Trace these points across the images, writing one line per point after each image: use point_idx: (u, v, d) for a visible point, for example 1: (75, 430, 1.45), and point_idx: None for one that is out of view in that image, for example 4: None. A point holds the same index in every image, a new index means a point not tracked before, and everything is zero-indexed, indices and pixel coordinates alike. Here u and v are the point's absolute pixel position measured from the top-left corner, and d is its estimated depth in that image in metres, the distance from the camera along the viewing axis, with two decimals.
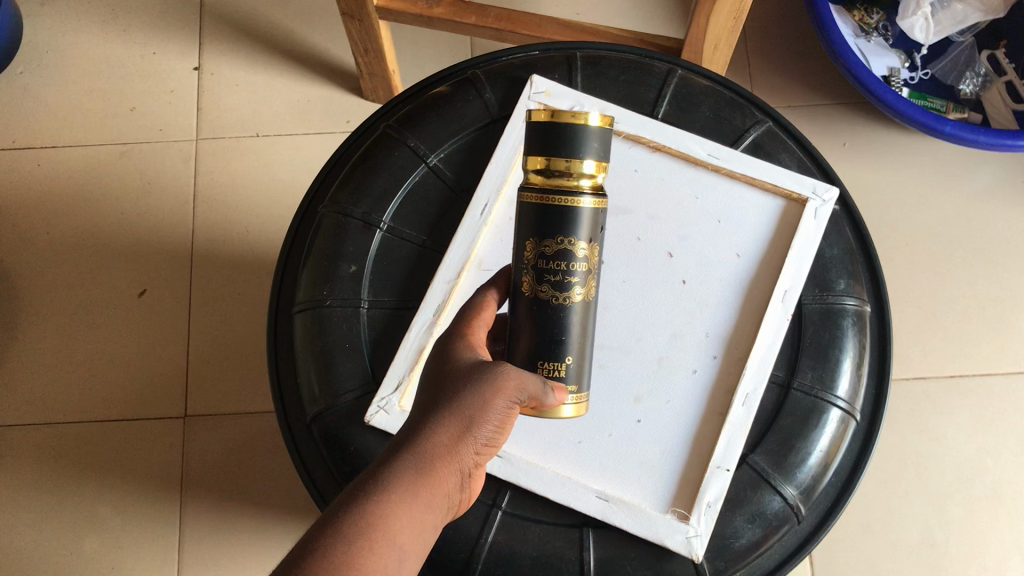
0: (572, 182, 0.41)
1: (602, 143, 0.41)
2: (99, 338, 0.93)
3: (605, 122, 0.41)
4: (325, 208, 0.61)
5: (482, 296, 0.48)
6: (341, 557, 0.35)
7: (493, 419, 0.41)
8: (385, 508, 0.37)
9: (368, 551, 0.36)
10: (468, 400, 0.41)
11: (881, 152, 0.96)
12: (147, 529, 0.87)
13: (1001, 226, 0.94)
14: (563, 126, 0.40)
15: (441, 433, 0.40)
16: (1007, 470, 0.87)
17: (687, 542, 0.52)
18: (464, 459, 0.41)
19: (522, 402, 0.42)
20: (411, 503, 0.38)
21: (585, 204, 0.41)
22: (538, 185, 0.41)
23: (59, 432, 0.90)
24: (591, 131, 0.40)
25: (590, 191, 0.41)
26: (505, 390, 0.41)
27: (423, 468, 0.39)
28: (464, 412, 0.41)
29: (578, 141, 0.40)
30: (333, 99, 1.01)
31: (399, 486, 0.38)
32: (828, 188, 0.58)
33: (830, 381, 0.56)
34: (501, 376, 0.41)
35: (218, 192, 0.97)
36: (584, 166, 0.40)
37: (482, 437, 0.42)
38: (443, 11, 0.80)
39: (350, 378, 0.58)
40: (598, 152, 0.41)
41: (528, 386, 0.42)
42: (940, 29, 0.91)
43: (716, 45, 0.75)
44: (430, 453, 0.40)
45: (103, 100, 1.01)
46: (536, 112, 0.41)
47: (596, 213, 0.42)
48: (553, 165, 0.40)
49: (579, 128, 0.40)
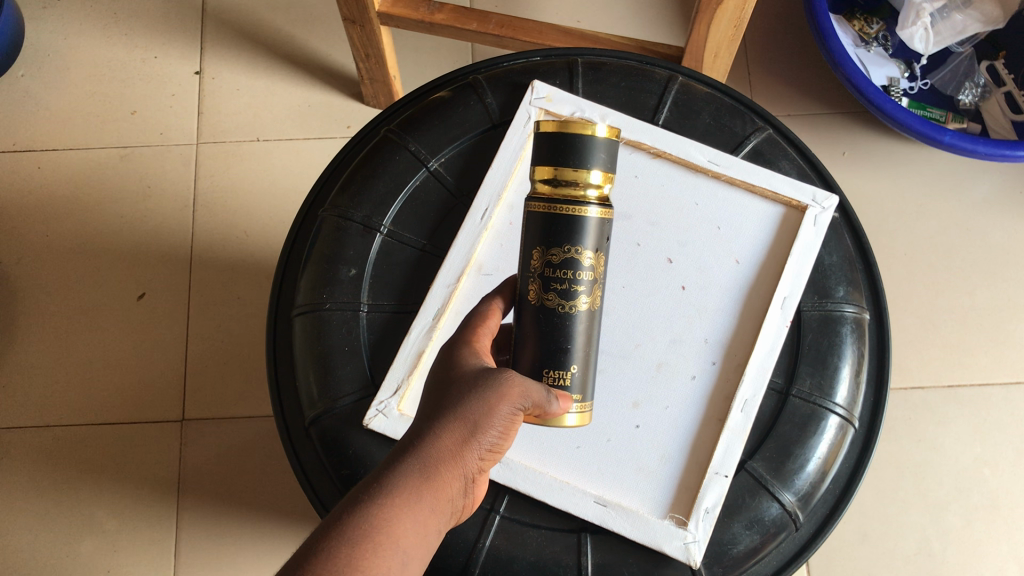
0: (579, 191, 0.41)
1: (608, 153, 0.41)
2: (97, 341, 0.93)
3: (611, 133, 0.41)
4: (325, 212, 0.61)
5: (487, 304, 0.48)
6: (345, 560, 0.35)
7: (498, 425, 0.41)
8: (389, 510, 0.37)
9: (372, 554, 0.36)
10: (472, 405, 0.41)
11: (880, 161, 0.97)
12: (142, 533, 0.86)
13: (1000, 236, 0.94)
14: (571, 136, 0.40)
15: (445, 438, 0.40)
16: (1005, 479, 0.87)
17: (685, 548, 0.52)
18: (468, 464, 0.41)
19: (525, 409, 0.41)
20: (414, 506, 0.38)
21: (592, 213, 0.41)
22: (545, 195, 0.41)
23: (56, 435, 0.89)
24: (598, 142, 0.40)
25: (596, 201, 0.41)
26: (509, 396, 0.41)
27: (426, 471, 0.39)
28: (467, 417, 0.41)
29: (584, 151, 0.40)
30: (334, 104, 1.01)
31: (403, 490, 0.38)
32: (827, 196, 0.58)
33: (829, 388, 0.57)
34: (505, 383, 0.41)
35: (218, 196, 0.98)
36: (591, 176, 0.40)
37: (486, 442, 0.41)
38: (445, 17, 0.81)
39: (349, 382, 0.58)
40: (605, 163, 0.41)
41: (532, 393, 0.41)
42: (940, 39, 0.90)
43: (716, 53, 0.76)
44: (433, 457, 0.40)
45: (104, 104, 1.02)
46: (544, 123, 0.41)
47: (603, 223, 0.42)
48: (560, 175, 0.41)
49: (586, 138, 0.40)
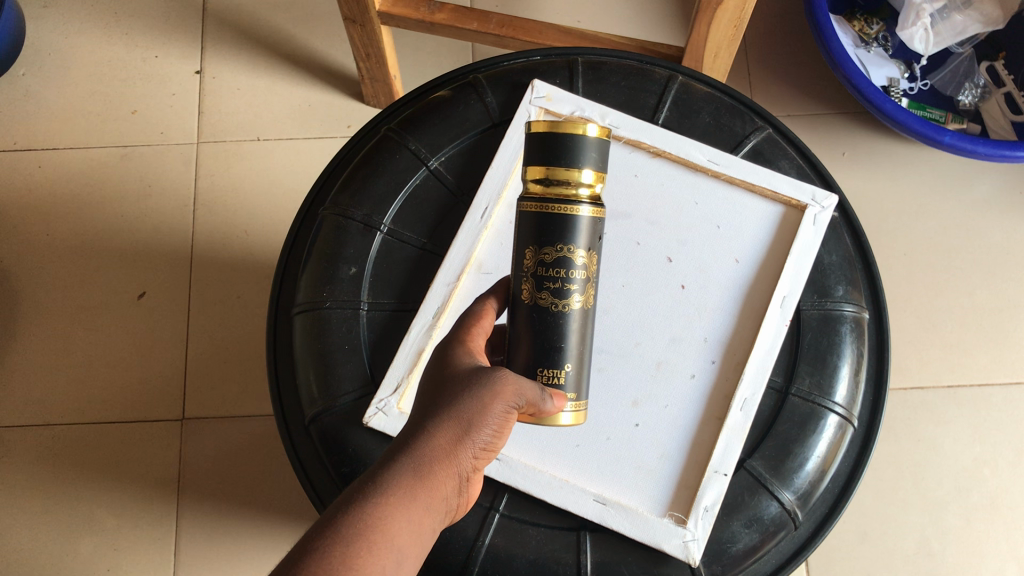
0: (570, 191, 0.41)
1: (599, 152, 0.41)
2: (97, 341, 0.93)
3: (602, 132, 0.41)
4: (326, 210, 0.62)
5: (481, 305, 0.48)
6: (339, 558, 0.35)
7: (492, 424, 0.41)
8: (383, 509, 0.37)
9: (366, 553, 0.36)
10: (466, 404, 0.41)
11: (880, 161, 0.97)
12: (142, 533, 0.86)
13: (1000, 237, 0.94)
14: (561, 136, 0.40)
15: (438, 437, 0.40)
16: (1005, 479, 0.87)
17: (684, 546, 0.52)
18: (462, 463, 0.41)
19: (519, 407, 0.41)
20: (408, 505, 0.38)
21: (584, 212, 0.41)
22: (537, 195, 0.42)
23: (57, 434, 0.89)
24: (589, 141, 0.40)
25: (588, 200, 0.41)
26: (503, 395, 0.41)
27: (420, 470, 0.39)
28: (461, 416, 0.41)
29: (575, 151, 0.40)
30: (335, 104, 1.01)
31: (396, 489, 0.38)
32: (826, 195, 0.58)
33: (828, 386, 0.57)
34: (499, 382, 0.41)
35: (219, 195, 0.98)
36: (582, 175, 0.41)
37: (481, 440, 0.41)
38: (446, 17, 0.81)
39: (349, 380, 0.58)
40: (596, 162, 0.41)
41: (526, 392, 0.41)
42: (940, 40, 0.91)
43: (717, 53, 0.76)
44: (427, 456, 0.40)
45: (105, 103, 1.02)
46: (535, 123, 0.41)
47: (595, 222, 0.42)
48: (552, 175, 0.41)
49: (576, 138, 0.40)
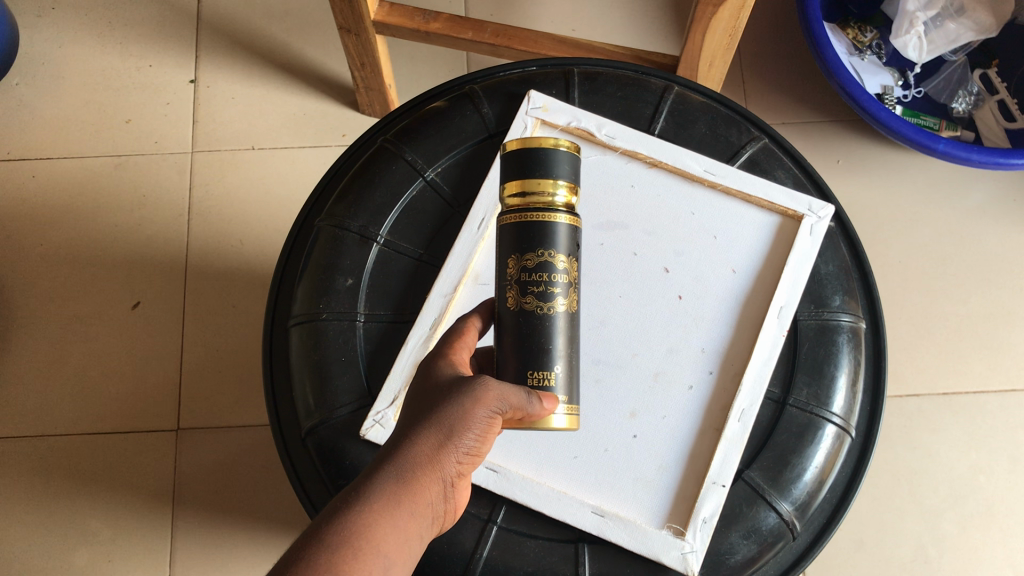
0: (547, 198, 0.41)
1: (572, 166, 0.42)
2: (91, 351, 0.93)
3: (573, 148, 0.42)
4: (322, 221, 0.61)
5: (464, 322, 0.47)
6: (324, 564, 0.35)
7: (475, 428, 0.41)
8: (368, 515, 0.37)
9: (352, 559, 0.35)
10: (449, 409, 0.41)
11: (875, 169, 0.97)
12: (135, 546, 0.85)
13: (994, 244, 0.95)
14: (534, 151, 0.41)
15: (422, 443, 0.40)
16: (1001, 487, 0.87)
17: (682, 558, 0.52)
18: (446, 468, 0.41)
19: (503, 412, 0.41)
20: (393, 512, 0.38)
21: (561, 219, 0.42)
22: (515, 207, 0.42)
23: (49, 446, 0.89)
24: (561, 155, 0.42)
25: (564, 208, 0.42)
26: (485, 401, 0.40)
27: (404, 477, 0.39)
28: (443, 422, 0.41)
29: (548, 165, 0.41)
30: (330, 113, 1.01)
31: (380, 496, 0.38)
32: (823, 206, 0.59)
33: (825, 398, 0.57)
34: (480, 388, 0.41)
35: (213, 205, 0.97)
36: (557, 186, 0.41)
37: (464, 445, 0.41)
38: (441, 26, 0.81)
39: (345, 393, 0.57)
40: (570, 175, 0.42)
41: (509, 396, 0.40)
42: (934, 48, 0.92)
43: (711, 62, 0.76)
44: (411, 463, 0.40)
45: (98, 112, 1.01)
46: (508, 143, 0.42)
47: (573, 230, 0.43)
48: (528, 187, 0.41)
49: (548, 152, 0.41)
